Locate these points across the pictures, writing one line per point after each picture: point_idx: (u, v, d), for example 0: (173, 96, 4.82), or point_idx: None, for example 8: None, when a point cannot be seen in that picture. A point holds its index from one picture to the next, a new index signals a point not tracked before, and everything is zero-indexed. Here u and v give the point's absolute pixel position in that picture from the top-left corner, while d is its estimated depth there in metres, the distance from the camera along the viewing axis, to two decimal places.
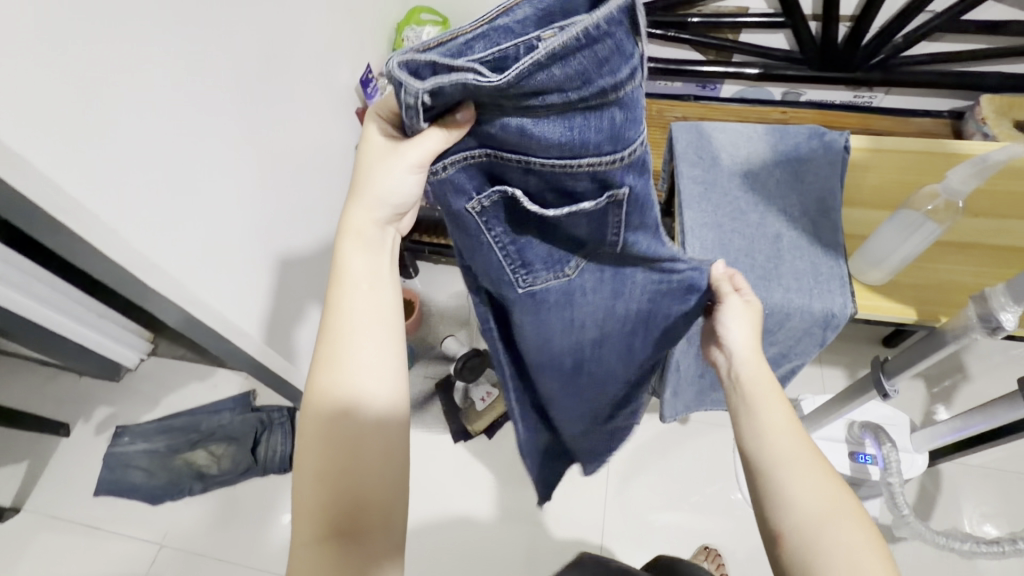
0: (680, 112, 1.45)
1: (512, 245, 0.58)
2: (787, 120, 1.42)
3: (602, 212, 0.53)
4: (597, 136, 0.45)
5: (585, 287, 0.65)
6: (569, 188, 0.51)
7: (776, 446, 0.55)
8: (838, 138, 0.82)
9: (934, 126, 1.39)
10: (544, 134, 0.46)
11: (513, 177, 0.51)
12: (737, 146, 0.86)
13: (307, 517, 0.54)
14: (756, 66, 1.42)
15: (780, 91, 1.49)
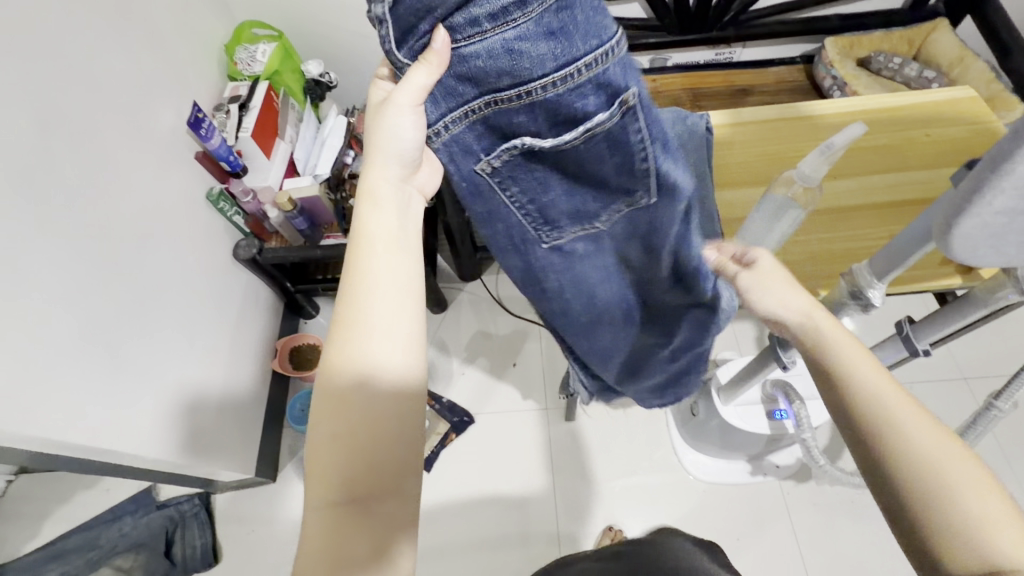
0: None
1: (531, 203, 0.52)
2: (659, 90, 1.44)
3: (620, 129, 0.43)
4: (579, 32, 0.38)
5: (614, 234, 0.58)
6: (576, 116, 0.43)
7: (864, 383, 0.46)
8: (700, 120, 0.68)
9: (789, 74, 1.45)
10: (528, 52, 0.39)
11: (517, 123, 0.44)
12: None
13: (328, 476, 0.48)
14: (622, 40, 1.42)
15: (648, 60, 1.48)
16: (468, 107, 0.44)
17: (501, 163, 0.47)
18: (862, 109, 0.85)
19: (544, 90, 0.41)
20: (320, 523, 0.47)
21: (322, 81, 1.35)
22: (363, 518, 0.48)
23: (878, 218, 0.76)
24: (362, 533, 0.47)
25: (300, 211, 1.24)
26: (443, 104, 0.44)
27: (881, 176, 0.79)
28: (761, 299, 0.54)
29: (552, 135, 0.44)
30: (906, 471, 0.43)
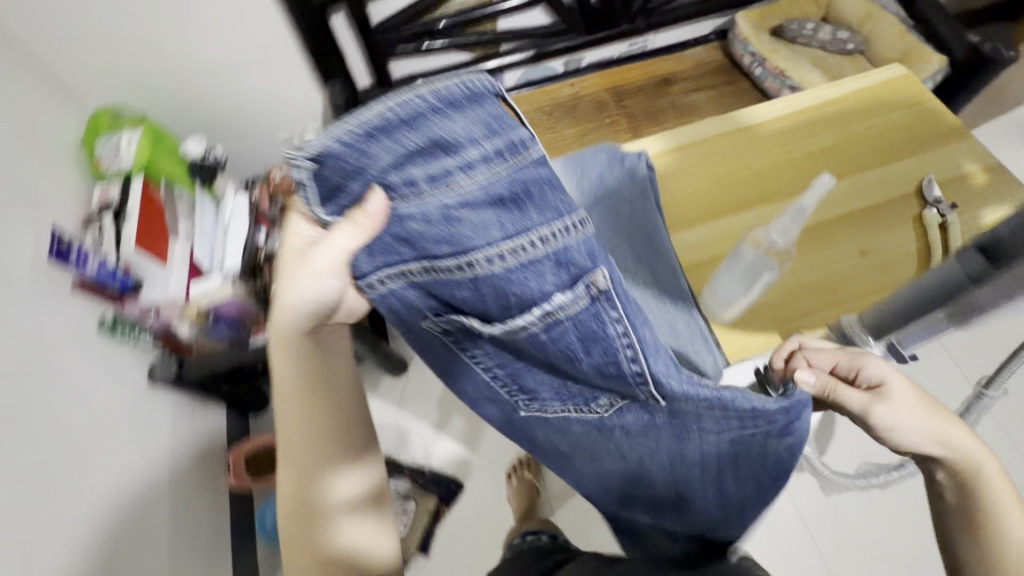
0: None
1: (500, 368, 0.54)
2: (579, 96, 1.37)
3: (587, 315, 0.42)
4: (538, 209, 0.41)
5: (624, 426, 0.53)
6: (531, 291, 0.43)
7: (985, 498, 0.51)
8: (637, 160, 0.73)
9: (706, 55, 1.40)
10: (480, 235, 0.43)
11: (461, 294, 0.47)
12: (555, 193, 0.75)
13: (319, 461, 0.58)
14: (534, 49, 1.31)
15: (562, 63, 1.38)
16: (411, 273, 0.48)
17: (449, 326, 0.52)
18: (797, 111, 0.79)
19: (487, 258, 0.43)
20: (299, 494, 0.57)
21: (208, 161, 1.18)
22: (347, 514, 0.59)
23: (847, 229, 0.69)
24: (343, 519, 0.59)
25: (217, 319, 1.07)
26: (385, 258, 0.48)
27: (837, 182, 0.73)
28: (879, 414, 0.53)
29: (501, 313, 0.46)
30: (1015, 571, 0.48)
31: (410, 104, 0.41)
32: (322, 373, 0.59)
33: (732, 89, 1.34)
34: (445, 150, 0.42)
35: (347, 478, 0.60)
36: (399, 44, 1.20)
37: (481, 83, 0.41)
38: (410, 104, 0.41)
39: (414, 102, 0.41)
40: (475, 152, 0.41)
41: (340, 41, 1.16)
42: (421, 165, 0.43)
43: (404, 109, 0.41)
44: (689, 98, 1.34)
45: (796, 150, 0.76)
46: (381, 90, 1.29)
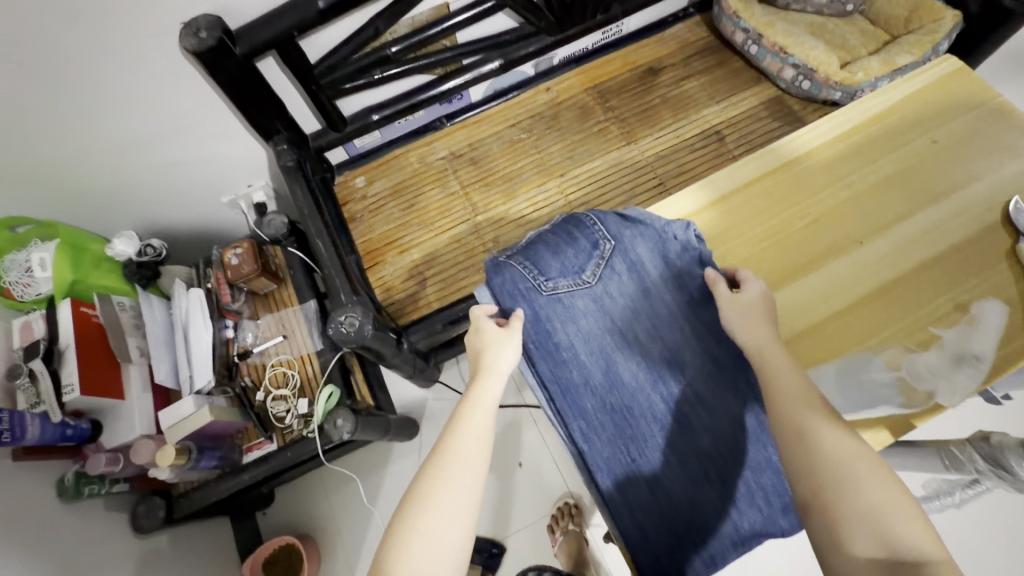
0: (445, 148, 1.20)
1: (541, 280, 0.61)
2: (558, 102, 1.21)
3: (643, 237, 0.63)
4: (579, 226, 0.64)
5: (645, 329, 0.60)
6: (573, 259, 0.62)
7: (817, 474, 0.43)
8: (679, 231, 0.62)
9: (690, 33, 1.24)
10: (577, 254, 0.62)
11: (535, 253, 0.63)
12: (567, 270, 0.62)
13: (435, 519, 0.44)
14: (502, 57, 1.13)
15: (534, 66, 1.20)
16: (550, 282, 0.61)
17: (513, 277, 0.62)
18: (849, 130, 0.68)
19: (535, 249, 0.64)
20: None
21: (146, 258, 0.97)
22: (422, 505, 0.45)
23: (934, 279, 0.60)
24: (420, 515, 0.45)
25: (200, 450, 0.92)
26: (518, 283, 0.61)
27: (911, 219, 0.63)
28: (741, 330, 0.55)
29: (554, 255, 0.63)
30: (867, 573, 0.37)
31: None
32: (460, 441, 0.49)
33: (726, 71, 1.20)
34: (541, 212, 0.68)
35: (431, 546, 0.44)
36: (343, 82, 1.01)
37: None
38: None
39: None
40: None
41: (272, 90, 0.96)
42: None
43: None
44: (680, 88, 1.20)
45: (857, 181, 0.65)
46: (335, 134, 1.13)
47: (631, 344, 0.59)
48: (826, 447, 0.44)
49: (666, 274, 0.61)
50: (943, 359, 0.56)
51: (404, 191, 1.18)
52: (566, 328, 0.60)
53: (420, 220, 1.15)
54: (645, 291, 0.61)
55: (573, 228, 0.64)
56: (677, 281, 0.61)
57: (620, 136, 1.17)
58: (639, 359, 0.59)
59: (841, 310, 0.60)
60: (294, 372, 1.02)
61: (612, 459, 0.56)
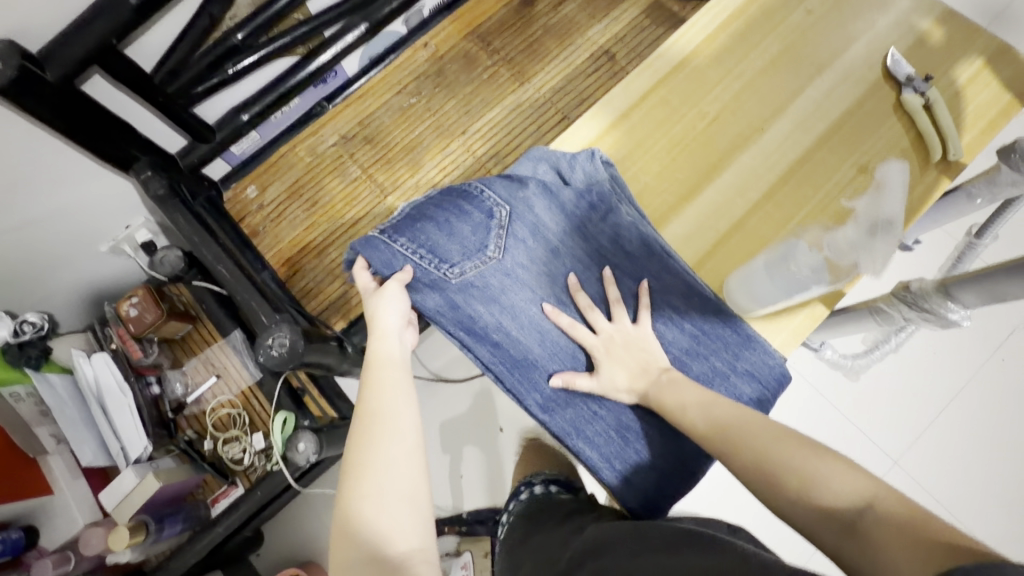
0: (334, 131, 1.11)
1: (446, 265, 0.56)
2: (439, 56, 1.14)
3: (537, 193, 0.59)
4: (468, 200, 0.59)
5: (567, 284, 0.57)
6: (471, 236, 0.57)
7: (750, 453, 0.43)
8: (574, 176, 0.59)
9: None
10: (475, 229, 0.58)
11: (427, 238, 0.57)
12: (470, 247, 0.57)
13: (376, 477, 0.45)
14: (366, 19, 1.03)
15: (404, 22, 1.11)
16: (456, 266, 0.56)
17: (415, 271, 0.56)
18: (729, 17, 0.66)
19: (430, 233, 0.57)
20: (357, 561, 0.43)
21: (26, 337, 0.85)
22: (358, 471, 0.45)
23: (834, 148, 0.61)
24: (359, 478, 0.45)
25: (159, 520, 0.85)
26: (424, 278, 0.56)
27: (803, 95, 0.63)
28: (624, 378, 0.53)
29: (451, 237, 0.57)
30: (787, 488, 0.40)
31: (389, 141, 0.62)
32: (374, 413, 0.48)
33: None
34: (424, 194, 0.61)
35: (375, 523, 0.43)
36: (193, 86, 0.89)
37: None
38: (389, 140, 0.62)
39: None
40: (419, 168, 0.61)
41: (108, 110, 0.83)
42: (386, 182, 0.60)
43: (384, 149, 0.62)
44: (559, 14, 1.14)
45: (747, 69, 0.64)
46: (207, 145, 1.01)
47: (558, 297, 0.57)
48: (759, 433, 0.44)
49: (569, 217, 0.59)
50: (859, 231, 0.49)
51: (303, 188, 1.09)
52: (491, 304, 0.56)
53: (329, 216, 1.07)
54: (555, 248, 0.58)
55: (460, 203, 0.59)
56: (583, 227, 0.58)
57: (512, 78, 1.12)
58: (569, 314, 0.56)
59: (758, 200, 0.60)
60: (239, 411, 0.95)
61: (575, 421, 0.55)
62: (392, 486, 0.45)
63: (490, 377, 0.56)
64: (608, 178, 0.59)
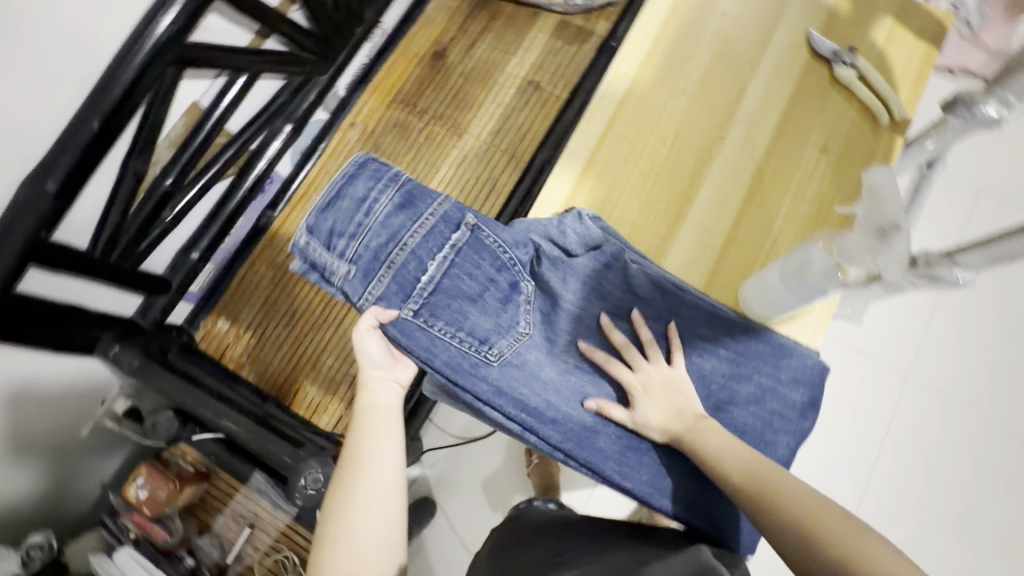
0: (291, 234, 1.07)
1: (487, 345, 0.55)
2: (370, 132, 1.12)
3: (552, 252, 0.58)
4: (493, 265, 0.57)
5: (601, 339, 0.57)
6: (501, 308, 0.56)
7: (779, 507, 0.43)
8: (575, 233, 0.59)
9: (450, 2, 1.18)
10: (501, 305, 0.56)
11: (462, 315, 0.55)
12: (502, 324, 0.56)
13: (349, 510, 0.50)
14: (288, 119, 1.01)
15: (324, 109, 1.09)
16: (494, 346, 0.55)
17: (456, 356, 0.54)
18: (654, 39, 0.67)
19: (462, 310, 0.56)
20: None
21: (37, 563, 0.80)
22: (338, 514, 0.49)
23: (792, 136, 0.63)
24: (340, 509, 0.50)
25: None
26: (466, 366, 0.54)
27: (748, 94, 0.65)
28: (662, 419, 0.53)
29: (483, 315, 0.56)
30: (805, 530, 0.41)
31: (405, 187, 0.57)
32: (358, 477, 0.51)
33: (503, 21, 1.16)
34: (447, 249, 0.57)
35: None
36: (136, 244, 0.84)
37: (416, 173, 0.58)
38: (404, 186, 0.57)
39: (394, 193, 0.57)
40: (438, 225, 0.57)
41: (57, 298, 0.77)
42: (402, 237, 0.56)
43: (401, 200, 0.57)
44: (472, 58, 1.15)
45: (688, 85, 0.66)
46: (165, 296, 0.95)
47: (591, 361, 0.57)
48: (783, 481, 0.45)
49: (577, 280, 0.58)
50: (868, 235, 0.48)
51: (279, 297, 1.05)
52: (537, 377, 0.55)
53: (313, 321, 1.03)
54: (580, 307, 0.58)
55: (482, 274, 0.57)
56: (600, 279, 0.58)
57: (448, 133, 1.11)
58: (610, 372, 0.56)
59: (742, 205, 0.62)
60: (287, 554, 0.90)
61: (650, 478, 0.55)
62: (369, 522, 0.49)
63: (556, 453, 0.55)
64: (601, 232, 0.59)
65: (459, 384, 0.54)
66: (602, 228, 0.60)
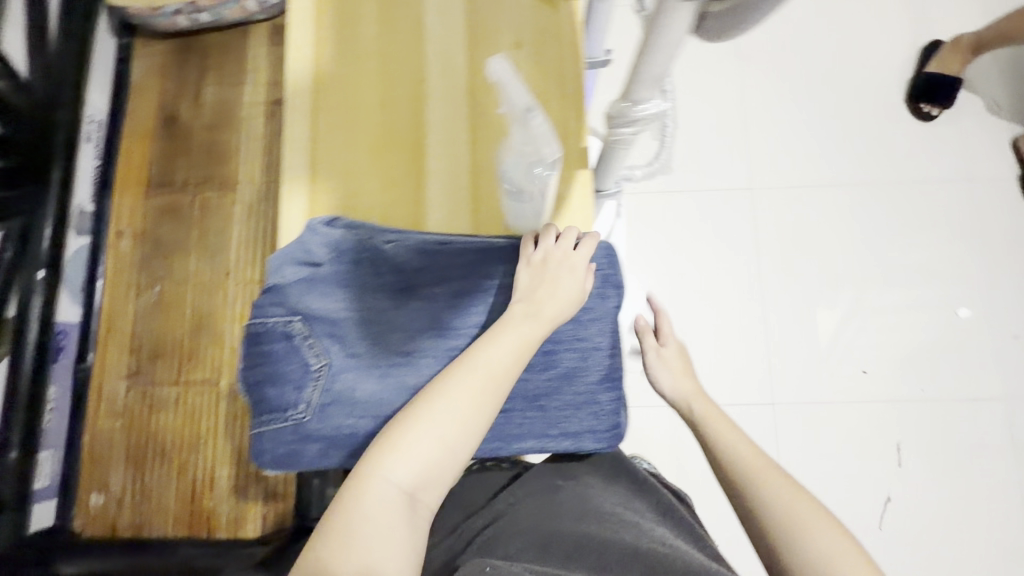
0: (118, 377, 0.97)
1: (299, 408, 0.54)
2: (142, 232, 1.02)
3: (307, 283, 0.55)
4: (265, 336, 0.55)
5: (400, 334, 0.55)
6: (291, 366, 0.54)
7: (752, 493, 0.55)
8: (317, 249, 0.55)
9: (154, 62, 1.06)
10: (288, 362, 0.54)
11: (267, 398, 0.54)
12: (298, 379, 0.54)
13: (427, 417, 0.45)
14: (38, 265, 0.88)
15: (79, 233, 0.96)
16: (301, 403, 0.54)
17: (280, 436, 0.54)
18: (314, 15, 0.63)
19: (263, 393, 0.54)
20: (376, 488, 0.42)
21: None
22: (422, 425, 0.45)
23: (484, 48, 0.61)
24: (427, 407, 0.46)
25: None
26: (288, 442, 0.53)
27: (427, 25, 0.62)
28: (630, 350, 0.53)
29: (284, 386, 0.54)
30: (768, 507, 0.53)
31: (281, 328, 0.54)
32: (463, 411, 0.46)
33: (216, 55, 1.06)
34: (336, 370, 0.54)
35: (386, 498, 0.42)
36: None
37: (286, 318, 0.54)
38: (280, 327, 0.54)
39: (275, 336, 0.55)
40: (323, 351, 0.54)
41: None
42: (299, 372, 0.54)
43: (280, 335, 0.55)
44: (206, 106, 1.05)
45: (369, 45, 0.62)
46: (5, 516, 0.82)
47: (401, 354, 0.55)
48: (762, 472, 0.56)
49: (349, 287, 0.55)
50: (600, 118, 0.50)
51: (141, 443, 0.96)
52: (358, 407, 0.54)
53: (189, 445, 0.95)
54: (366, 317, 0.55)
55: (259, 348, 0.55)
56: (368, 278, 0.55)
57: (222, 192, 1.02)
58: (423, 359, 0.55)
59: (471, 137, 0.60)
60: None
61: (500, 431, 0.54)
62: (453, 443, 0.44)
63: None
64: (346, 231, 0.55)
65: (292, 462, 0.54)
66: (347, 226, 0.55)
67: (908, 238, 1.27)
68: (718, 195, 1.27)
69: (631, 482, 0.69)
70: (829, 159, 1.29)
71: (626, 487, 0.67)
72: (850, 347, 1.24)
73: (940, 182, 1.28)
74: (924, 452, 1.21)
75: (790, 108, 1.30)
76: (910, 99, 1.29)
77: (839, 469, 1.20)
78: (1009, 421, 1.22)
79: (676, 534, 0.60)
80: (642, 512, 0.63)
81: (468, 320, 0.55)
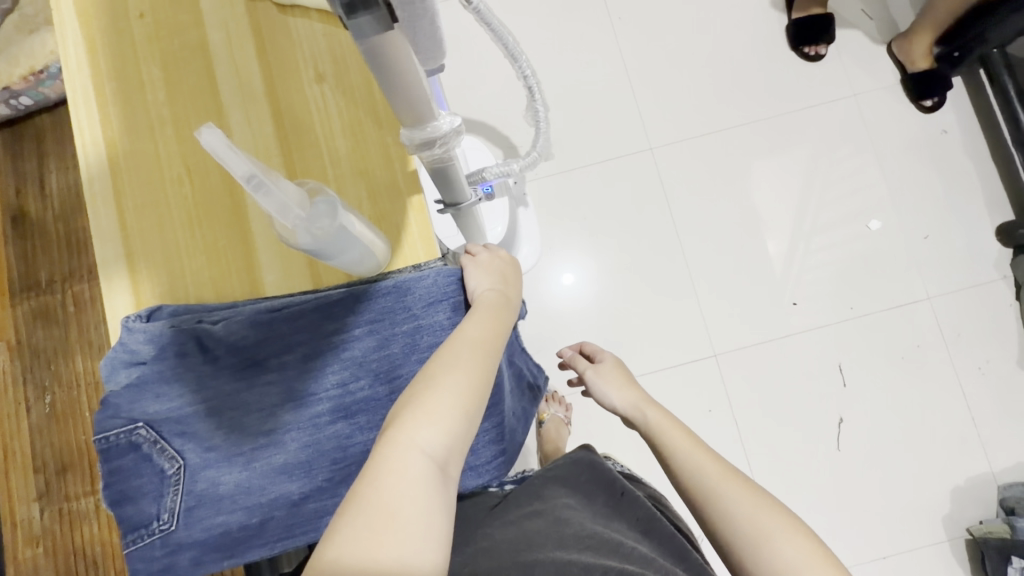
0: (28, 502, 0.91)
1: (165, 519, 0.49)
2: (17, 345, 0.94)
3: (140, 385, 0.50)
4: (109, 452, 0.49)
5: (258, 413, 0.51)
6: (146, 477, 0.50)
7: (722, 507, 0.53)
8: (141, 347, 0.50)
9: None
10: (141, 474, 0.50)
11: (127, 517, 0.49)
12: (155, 490, 0.50)
13: (444, 386, 0.45)
14: None
15: None
16: (164, 513, 0.49)
17: (149, 552, 0.49)
18: (94, 90, 0.57)
19: (122, 513, 0.50)
20: (408, 459, 0.42)
21: None
22: (430, 393, 0.45)
23: (285, 89, 0.57)
24: (444, 374, 0.46)
25: None
26: (158, 558, 0.49)
27: (219, 77, 0.57)
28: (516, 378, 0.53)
29: (143, 500, 0.50)
30: (737, 524, 0.52)
31: (128, 440, 0.49)
32: (469, 374, 0.46)
33: (52, 140, 0.98)
34: (199, 470, 0.50)
35: (411, 470, 0.41)
36: None
37: (133, 430, 0.49)
38: (127, 439, 0.49)
39: (123, 450, 0.50)
40: (183, 454, 0.50)
41: None
42: (159, 481, 0.50)
43: (130, 449, 0.49)
44: (54, 196, 0.98)
45: (161, 111, 0.57)
46: None
47: (261, 436, 0.51)
48: (728, 485, 0.54)
49: (186, 379, 0.50)
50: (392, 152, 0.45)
51: (68, 565, 0.90)
52: (229, 502, 0.50)
53: (120, 552, 0.90)
54: (218, 406, 0.51)
55: (104, 466, 0.50)
56: (209, 362, 0.51)
57: (93, 282, 0.96)
58: (290, 434, 0.51)
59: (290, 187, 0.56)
60: None
61: None
62: (467, 407, 0.45)
63: (299, 541, 0.51)
64: (167, 320, 0.51)
65: None
66: (171, 313, 0.52)
67: (807, 164, 1.26)
68: (615, 165, 1.25)
69: (608, 496, 0.66)
70: (720, 102, 1.27)
71: (604, 506, 0.64)
72: (775, 283, 1.22)
73: (824, 102, 1.27)
74: (864, 368, 1.20)
75: (671, 60, 1.28)
76: (792, 44, 1.27)
77: (786, 404, 1.19)
78: (938, 320, 1.21)
79: (656, 554, 0.57)
80: (625, 534, 0.59)
81: (327, 382, 0.52)
